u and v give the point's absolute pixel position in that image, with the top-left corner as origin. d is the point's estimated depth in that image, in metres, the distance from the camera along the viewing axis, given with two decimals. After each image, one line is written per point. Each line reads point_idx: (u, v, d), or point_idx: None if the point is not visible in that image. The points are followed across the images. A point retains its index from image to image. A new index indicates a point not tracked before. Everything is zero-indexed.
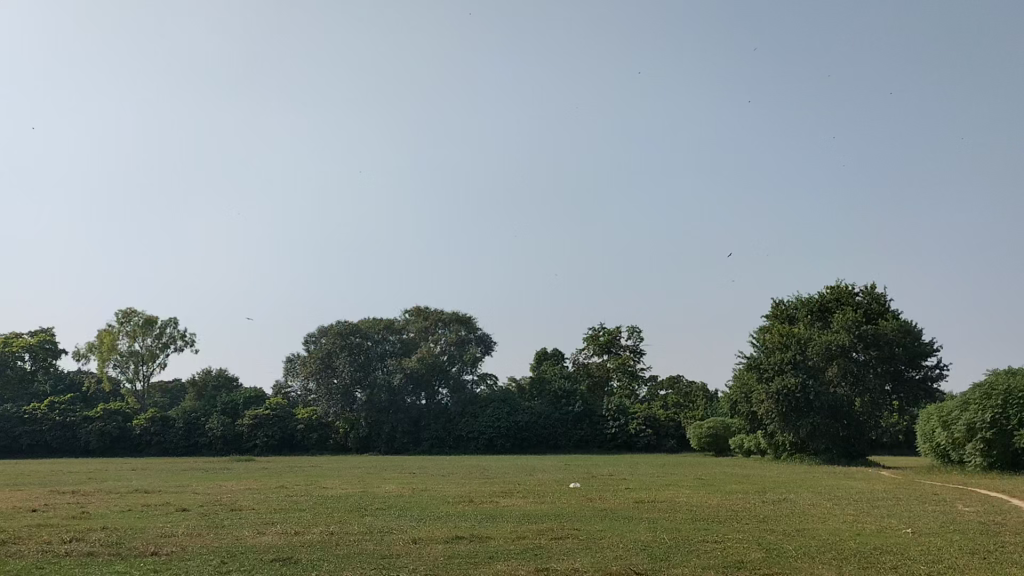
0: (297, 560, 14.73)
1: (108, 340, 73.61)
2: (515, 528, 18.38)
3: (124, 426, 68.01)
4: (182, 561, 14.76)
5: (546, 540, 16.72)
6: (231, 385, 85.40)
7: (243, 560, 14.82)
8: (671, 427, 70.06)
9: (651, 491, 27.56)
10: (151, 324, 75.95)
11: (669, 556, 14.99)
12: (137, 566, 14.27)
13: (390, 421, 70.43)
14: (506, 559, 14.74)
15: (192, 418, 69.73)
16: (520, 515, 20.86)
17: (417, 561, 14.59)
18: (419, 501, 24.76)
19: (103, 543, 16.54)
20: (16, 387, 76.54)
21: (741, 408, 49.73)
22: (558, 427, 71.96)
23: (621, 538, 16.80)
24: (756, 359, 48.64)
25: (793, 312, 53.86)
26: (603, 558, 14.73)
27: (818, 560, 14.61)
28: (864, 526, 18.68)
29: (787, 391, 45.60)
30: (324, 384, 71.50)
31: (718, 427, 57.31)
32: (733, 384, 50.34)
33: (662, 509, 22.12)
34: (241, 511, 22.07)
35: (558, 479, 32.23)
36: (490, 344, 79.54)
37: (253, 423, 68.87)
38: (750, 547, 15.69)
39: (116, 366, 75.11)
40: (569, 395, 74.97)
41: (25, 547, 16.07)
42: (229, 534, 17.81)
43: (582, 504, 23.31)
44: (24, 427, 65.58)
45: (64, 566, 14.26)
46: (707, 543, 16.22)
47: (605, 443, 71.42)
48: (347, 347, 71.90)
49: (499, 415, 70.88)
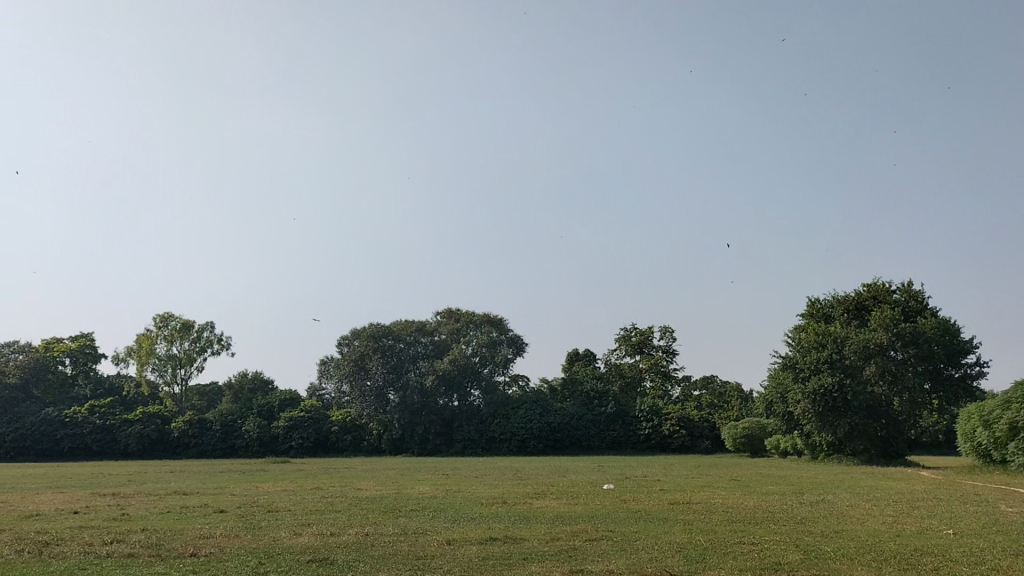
0: (334, 561, 14.86)
1: (146, 344, 74.88)
2: (550, 529, 18.49)
3: (163, 429, 68.84)
4: (221, 561, 14.98)
5: (580, 541, 16.71)
6: (267, 386, 86.47)
7: (280, 560, 15.00)
8: (705, 428, 69.44)
9: (685, 492, 27.64)
10: (189, 327, 76.96)
11: (706, 557, 14.90)
12: (177, 566, 14.52)
13: (423, 423, 70.72)
14: (541, 559, 14.81)
15: (229, 420, 70.67)
16: (554, 515, 21.08)
17: (453, 562, 14.66)
18: (455, 501, 25.20)
19: (144, 543, 16.90)
20: (57, 391, 78.42)
21: (777, 408, 49.18)
22: (591, 428, 71.85)
23: (656, 540, 16.80)
24: (791, 358, 48.03)
25: (828, 311, 53.13)
26: (639, 559, 14.71)
27: (858, 560, 14.49)
28: (905, 526, 18.51)
29: (824, 391, 44.98)
30: (357, 386, 72.14)
31: (754, 427, 56.75)
32: (768, 385, 49.75)
33: (697, 510, 22.06)
34: (278, 512, 22.41)
35: (592, 479, 32.46)
36: (522, 346, 78.96)
37: (288, 425, 69.75)
38: (789, 549, 15.52)
39: (154, 370, 76.24)
40: (602, 396, 74.78)
41: (68, 548, 16.49)
42: (267, 534, 18.10)
43: (616, 505, 23.38)
44: (65, 430, 67.15)
45: (106, 566, 14.54)
46: (743, 545, 16.16)
47: (639, 444, 71.15)
48: (379, 349, 72.49)
49: (531, 416, 70.66)
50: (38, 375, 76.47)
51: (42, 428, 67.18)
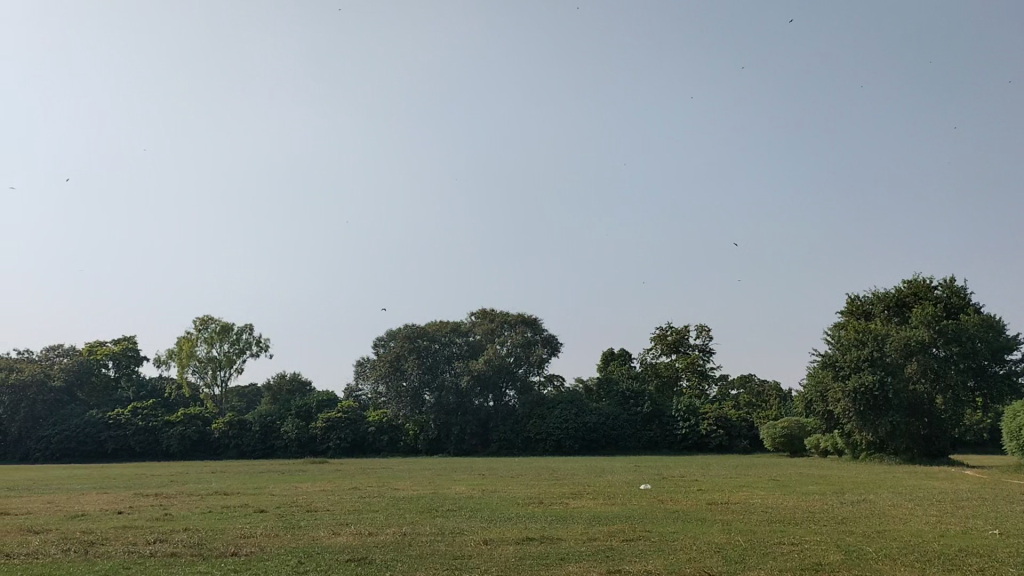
0: (372, 560, 14.95)
1: (187, 347, 76.06)
2: (587, 530, 18.35)
3: (204, 431, 69.92)
4: (261, 560, 15.09)
5: (618, 541, 16.65)
6: (305, 388, 87.23)
7: (319, 560, 15.08)
8: (743, 427, 68.68)
9: (725, 493, 27.13)
10: (228, 330, 77.92)
11: (745, 557, 14.78)
12: (218, 566, 14.65)
13: (458, 423, 71.00)
14: (579, 560, 14.73)
15: (268, 421, 71.64)
16: (591, 516, 20.91)
17: (490, 561, 14.69)
18: (491, 502, 25.02)
19: (186, 544, 17.07)
20: (100, 393, 79.93)
21: (817, 407, 48.66)
22: (627, 428, 71.55)
23: (695, 540, 16.63)
24: (830, 356, 47.42)
25: (869, 308, 52.33)
26: (678, 560, 14.57)
27: (900, 561, 14.22)
28: (949, 527, 18.11)
29: (864, 389, 44.40)
30: (393, 386, 72.56)
31: (793, 427, 56.12)
32: (808, 383, 49.15)
33: (735, 510, 21.88)
34: (317, 512, 22.68)
35: (628, 480, 32.27)
36: (557, 346, 78.67)
37: (326, 425, 70.43)
38: (830, 550, 15.33)
39: (195, 372, 77.36)
40: (638, 396, 74.43)
41: (113, 548, 16.72)
42: (306, 534, 18.19)
43: (654, 505, 23.25)
44: (109, 432, 68.54)
45: (149, 566, 14.74)
46: (783, 545, 15.94)
47: (675, 444, 70.75)
48: (415, 350, 72.85)
49: (567, 416, 70.51)
50: (83, 378, 78.04)
51: (86, 430, 68.57)
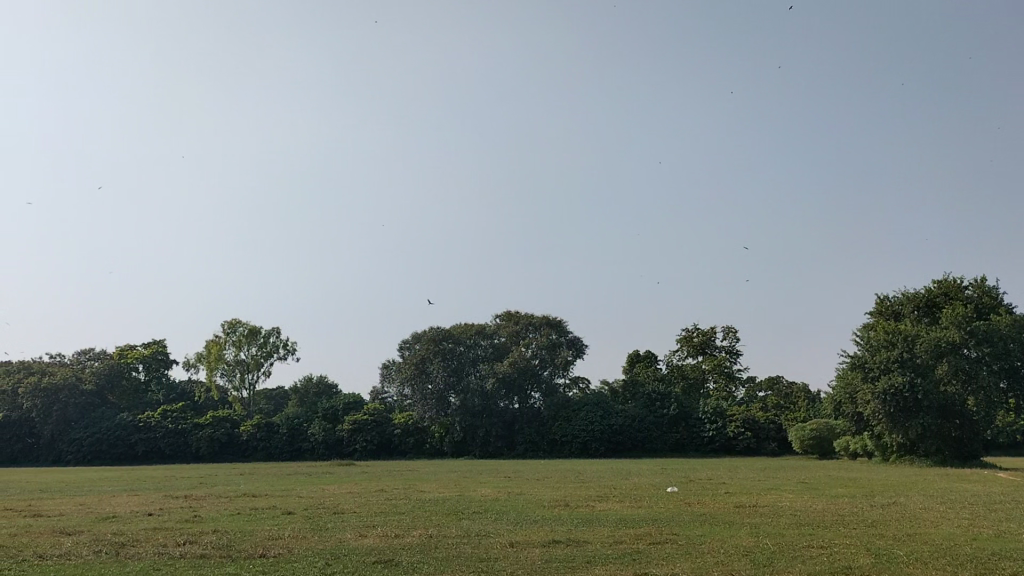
0: (398, 562, 15.01)
1: (215, 350, 76.88)
2: (613, 533, 18.25)
3: (232, 433, 70.73)
4: (289, 562, 15.20)
5: (644, 544, 16.60)
6: (331, 391, 87.78)
7: (346, 561, 15.18)
8: (772, 429, 68.24)
9: (753, 495, 26.89)
10: (256, 333, 78.59)
11: (774, 561, 14.67)
12: (247, 567, 14.80)
13: (484, 425, 71.14)
14: (606, 563, 14.68)
15: (295, 423, 72.13)
16: (616, 519, 20.76)
17: (515, 563, 14.72)
18: (516, 504, 24.92)
19: (216, 545, 17.23)
20: (130, 396, 80.91)
21: (846, 409, 48.19)
22: (653, 431, 71.15)
23: (722, 544, 16.46)
24: (859, 358, 46.87)
25: (898, 308, 51.71)
26: (705, 563, 14.49)
27: (932, 565, 14.01)
28: (981, 530, 17.85)
29: (894, 390, 43.88)
30: (419, 389, 72.70)
31: (822, 429, 55.52)
32: (836, 384, 48.74)
33: (763, 513, 21.69)
34: (343, 513, 22.83)
35: (655, 483, 32.06)
36: (582, 348, 78.50)
37: (353, 428, 70.93)
38: (859, 553, 15.16)
39: (223, 375, 78.09)
40: (664, 398, 74.09)
41: (143, 549, 16.92)
42: (333, 536, 18.27)
43: (680, 508, 23.13)
44: (139, 435, 69.36)
45: (179, 567, 14.95)
46: (812, 549, 15.76)
47: (702, 446, 70.28)
48: (441, 353, 72.97)
49: (592, 419, 70.35)
50: (113, 381, 79.00)
51: (117, 433, 69.44)
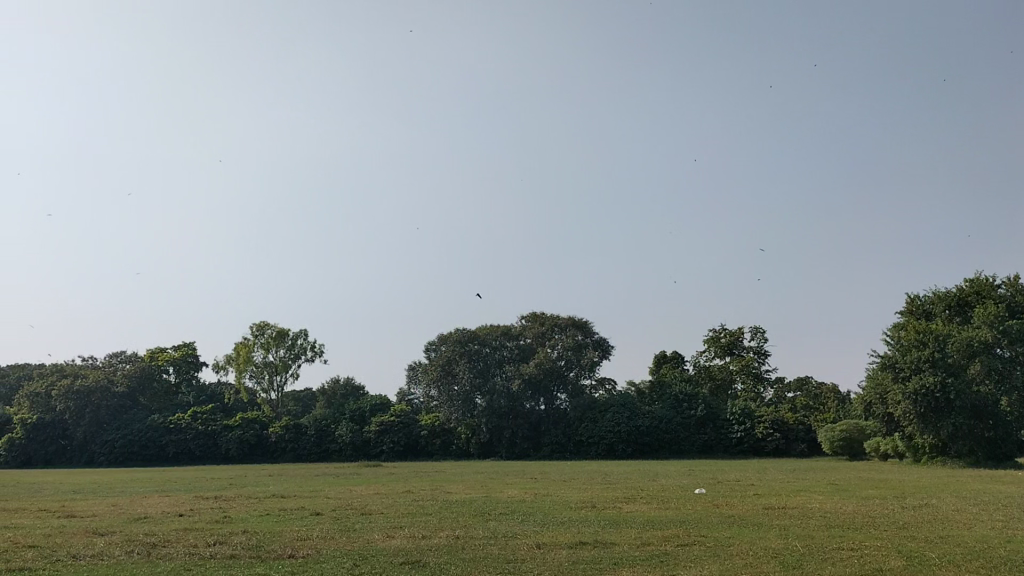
0: (425, 562, 15.08)
1: (244, 352, 77.62)
2: (640, 534, 18.20)
3: (262, 434, 71.48)
4: (318, 562, 15.35)
5: (672, 546, 16.53)
6: (358, 392, 88.33)
7: (375, 562, 15.27)
8: (800, 430, 67.74)
9: (781, 497, 26.75)
10: (284, 335, 79.24)
11: (803, 563, 14.57)
12: (276, 567, 14.96)
13: (510, 426, 71.38)
14: (632, 565, 14.65)
15: (323, 424, 72.69)
16: (644, 520, 20.76)
17: (542, 564, 14.78)
18: (543, 506, 25.01)
19: (246, 545, 17.45)
20: (161, 398, 82.00)
21: (877, 409, 47.73)
22: (680, 432, 70.74)
23: (751, 546, 16.33)
24: (890, 357, 46.35)
25: (929, 307, 51.08)
26: (734, 565, 14.41)
27: (965, 568, 13.82)
28: (1014, 532, 17.60)
29: (925, 390, 43.24)
30: (445, 391, 73.03)
31: (852, 430, 54.97)
32: (867, 385, 48.24)
33: (793, 514, 21.51)
34: (372, 514, 23.03)
35: (682, 484, 31.92)
36: (608, 349, 78.26)
37: (380, 429, 71.42)
38: (890, 555, 15.00)
39: (252, 377, 78.85)
40: (691, 399, 73.68)
41: (175, 549, 17.18)
42: (361, 537, 18.41)
43: (707, 510, 23.04)
44: (170, 436, 70.30)
45: (209, 566, 15.15)
46: (842, 551, 15.59)
47: (731, 448, 69.85)
48: (467, 354, 73.10)
49: (619, 420, 70.09)
50: (144, 384, 80.00)
51: (148, 434, 70.38)
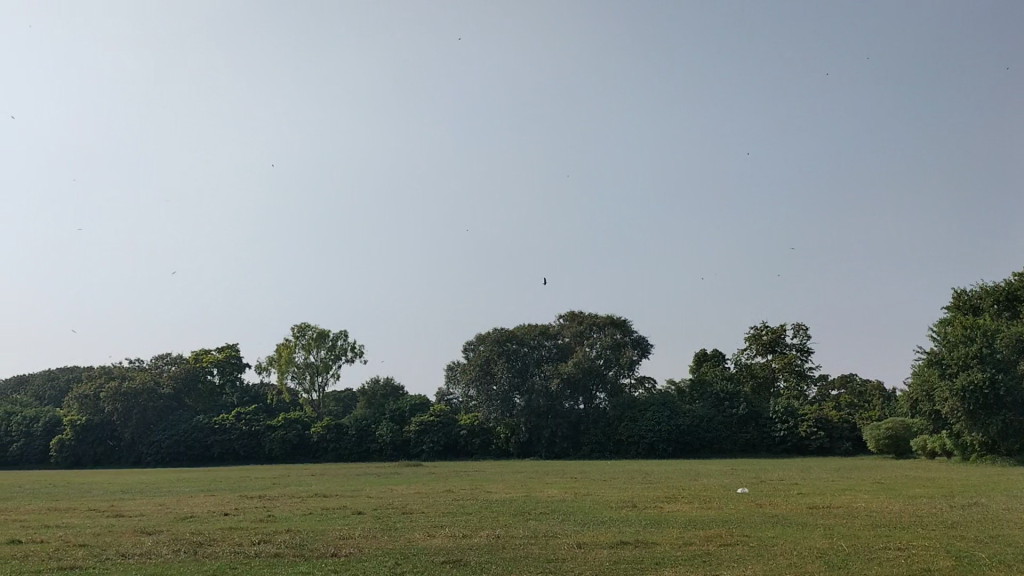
0: (466, 562, 15.07)
1: (286, 353, 78.53)
2: (682, 534, 18.05)
3: (304, 435, 72.26)
4: (361, 561, 15.45)
5: (714, 546, 16.34)
6: (398, 393, 88.87)
7: (416, 561, 15.35)
8: (845, 428, 66.75)
9: (826, 496, 26.33)
10: (324, 336, 80.00)
11: (849, 563, 14.35)
12: (320, 566, 15.04)
13: (549, 426, 71.32)
14: (674, 565, 14.54)
15: (363, 424, 73.32)
16: (686, 520, 20.61)
17: (584, 564, 14.75)
18: (583, 505, 24.90)
19: (289, 544, 17.64)
20: (206, 399, 83.28)
21: (923, 407, 46.92)
22: (722, 431, 70.07)
23: (795, 547, 16.10)
24: (937, 353, 45.46)
25: (977, 302, 49.98)
26: (778, 565, 14.22)
27: (1016, 569, 13.50)
28: None
29: (974, 387, 42.35)
30: (484, 391, 73.29)
31: (898, 427, 54.03)
32: (913, 382, 47.40)
33: (838, 514, 21.13)
34: (412, 514, 23.05)
35: (724, 484, 31.53)
36: (647, 347, 77.69)
37: (419, 429, 71.88)
38: (938, 555, 14.69)
39: (294, 378, 79.76)
40: (733, 397, 73.01)
41: (221, 548, 17.40)
42: (402, 536, 18.51)
43: (750, 509, 22.71)
44: (215, 437, 71.42)
45: (254, 566, 15.28)
46: (888, 552, 15.29)
47: (774, 447, 69.07)
48: (505, 354, 73.19)
49: (659, 419, 69.71)
50: (189, 385, 81.35)
51: (194, 435, 71.55)
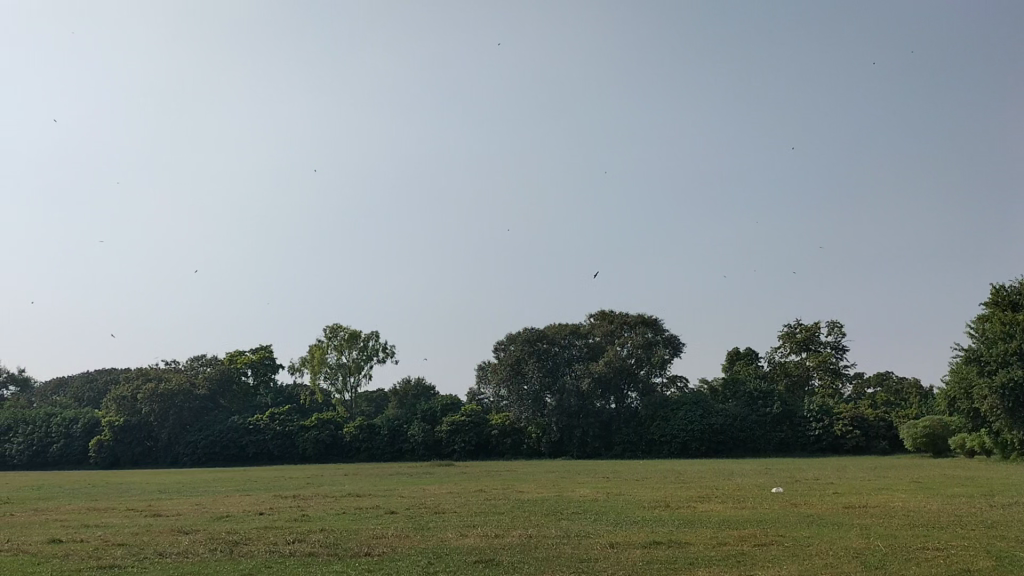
0: (498, 562, 15.06)
1: (318, 354, 79.20)
2: (716, 535, 17.87)
3: (336, 435, 72.89)
4: (394, 560, 15.50)
5: (749, 546, 16.24)
6: (429, 393, 89.22)
7: (449, 560, 15.39)
8: (882, 427, 65.86)
9: (863, 496, 25.94)
10: (356, 337, 80.54)
11: (886, 563, 14.15)
12: (354, 566, 15.08)
13: (581, 425, 71.22)
14: (708, 565, 14.43)
15: (395, 424, 73.70)
16: (720, 520, 20.43)
17: (617, 564, 14.72)
18: (615, 505, 24.80)
19: (324, 543, 17.76)
20: (240, 400, 84.32)
21: (961, 405, 46.12)
22: (756, 430, 69.42)
23: (831, 546, 15.94)
24: (975, 350, 44.71)
25: (1016, 298, 48.98)
26: (814, 566, 14.08)
27: None
28: None
29: (1013, 384, 41.54)
30: (515, 390, 73.36)
31: (935, 426, 53.29)
32: (950, 380, 46.69)
33: (875, 514, 20.81)
34: (443, 514, 23.03)
35: (758, 483, 31.11)
36: (678, 346, 77.26)
37: (451, 429, 72.10)
38: (979, 556, 14.46)
39: (326, 378, 80.40)
40: (766, 396, 72.31)
41: (256, 547, 17.53)
42: (435, 536, 18.58)
43: (785, 509, 22.44)
44: (250, 437, 72.24)
45: (288, 565, 15.36)
46: (927, 551, 15.08)
47: (809, 446, 68.35)
48: (535, 354, 73.15)
49: (692, 418, 69.25)
50: (224, 386, 82.42)
51: (229, 435, 72.40)
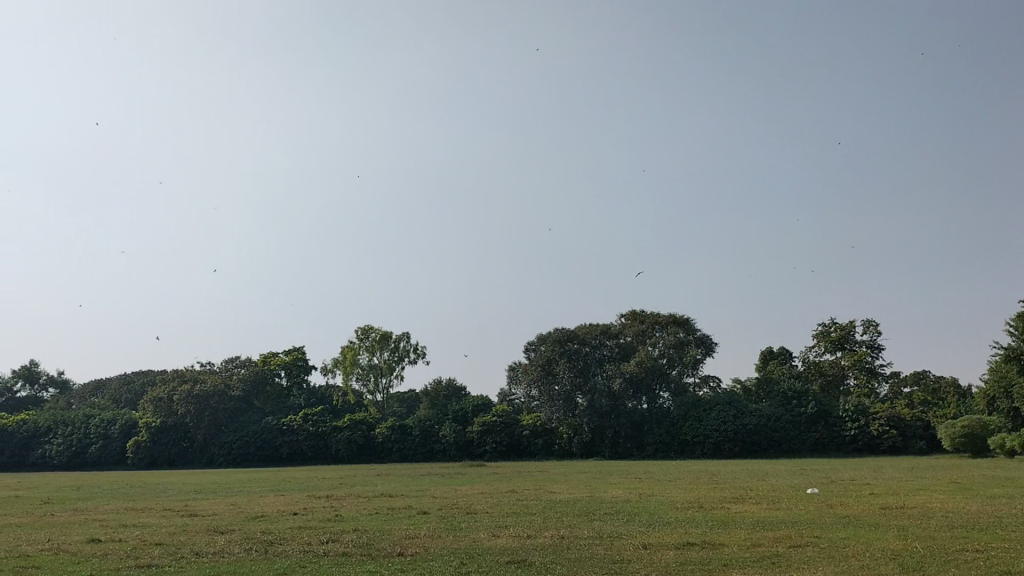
0: (531, 562, 15.08)
1: (350, 356, 79.73)
2: (750, 536, 17.73)
3: (369, 435, 73.46)
4: (427, 560, 15.57)
5: (784, 547, 16.12)
6: (460, 393, 89.51)
7: (482, 560, 15.42)
8: (919, 427, 64.95)
9: (899, 496, 25.66)
10: (387, 338, 80.95)
11: (925, 565, 13.95)
12: (387, 566, 15.16)
13: (612, 425, 70.99)
14: (742, 566, 14.32)
15: (427, 425, 74.06)
16: (755, 520, 20.32)
17: (649, 564, 14.68)
18: (647, 505, 24.81)
19: (357, 543, 17.87)
20: (274, 400, 85.17)
21: (1000, 404, 45.31)
22: (790, 430, 68.68)
23: (867, 547, 15.78)
24: (1015, 348, 44.00)
25: None
26: (850, 567, 13.95)
27: None
28: None
29: None
30: (546, 390, 73.35)
31: (974, 426, 52.30)
32: (989, 378, 45.99)
33: (912, 515, 20.60)
34: (476, 514, 23.17)
35: (793, 484, 30.94)
36: (710, 345, 76.90)
37: (483, 429, 72.26)
38: (1019, 557, 14.27)
39: (358, 379, 80.92)
40: (800, 396, 71.57)
41: (290, 547, 17.69)
42: (467, 536, 18.65)
43: (821, 509, 22.27)
44: (284, 438, 72.91)
45: (322, 565, 15.46)
46: (967, 552, 14.91)
47: (845, 446, 67.55)
48: (566, 354, 73.03)
49: (725, 418, 68.75)
50: (258, 387, 83.32)
51: (263, 436, 73.12)
